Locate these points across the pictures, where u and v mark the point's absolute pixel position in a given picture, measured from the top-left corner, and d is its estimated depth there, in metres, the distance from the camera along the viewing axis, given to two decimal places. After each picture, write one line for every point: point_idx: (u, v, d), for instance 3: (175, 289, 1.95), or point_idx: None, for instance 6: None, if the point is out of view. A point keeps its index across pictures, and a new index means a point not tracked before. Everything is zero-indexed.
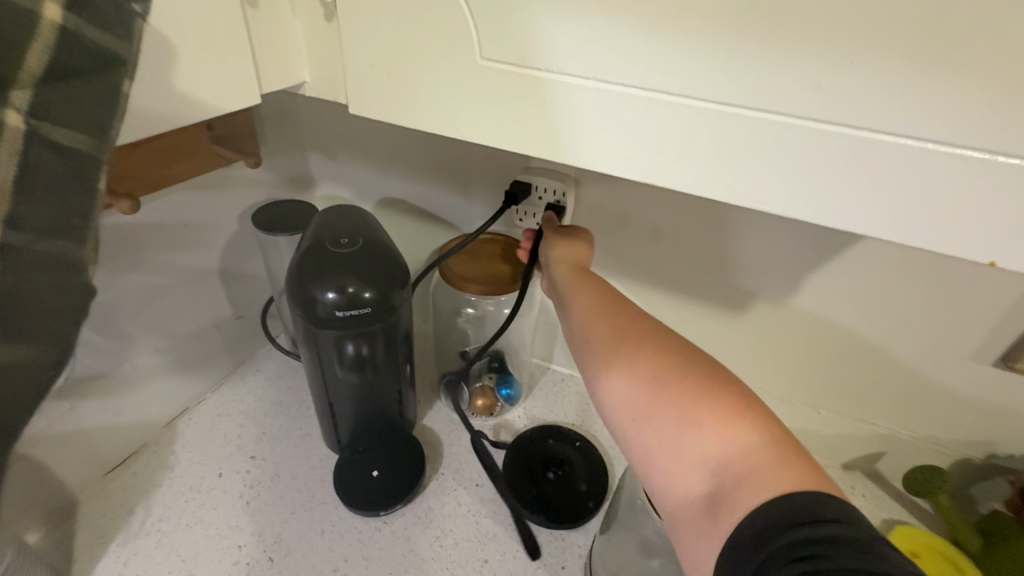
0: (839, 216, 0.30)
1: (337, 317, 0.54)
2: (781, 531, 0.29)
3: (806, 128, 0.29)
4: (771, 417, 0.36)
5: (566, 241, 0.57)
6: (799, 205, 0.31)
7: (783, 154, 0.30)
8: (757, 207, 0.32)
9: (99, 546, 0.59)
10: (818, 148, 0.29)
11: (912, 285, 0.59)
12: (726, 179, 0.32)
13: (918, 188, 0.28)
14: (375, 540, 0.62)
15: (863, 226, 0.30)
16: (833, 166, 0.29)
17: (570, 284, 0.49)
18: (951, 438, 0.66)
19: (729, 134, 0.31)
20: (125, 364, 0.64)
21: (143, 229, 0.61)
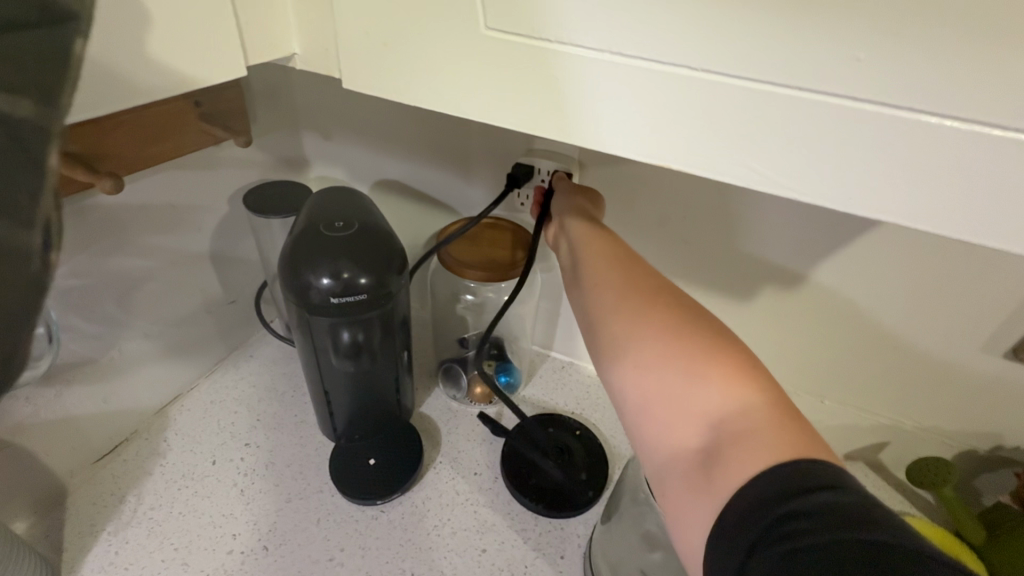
0: (868, 203, 0.28)
1: (331, 304, 0.52)
2: (776, 500, 0.28)
3: (836, 108, 0.27)
4: (776, 384, 0.35)
5: (576, 202, 0.56)
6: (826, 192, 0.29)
7: (810, 136, 0.28)
8: (778, 192, 0.30)
9: (89, 535, 0.58)
10: (848, 130, 0.27)
11: (925, 274, 0.57)
12: (747, 163, 0.30)
13: (957, 173, 0.26)
14: (372, 529, 0.61)
15: (894, 215, 0.28)
16: (864, 148, 0.27)
17: (582, 237, 0.49)
18: (956, 428, 0.66)
19: (751, 114, 0.29)
20: (113, 349, 0.62)
21: (128, 209, 0.58)
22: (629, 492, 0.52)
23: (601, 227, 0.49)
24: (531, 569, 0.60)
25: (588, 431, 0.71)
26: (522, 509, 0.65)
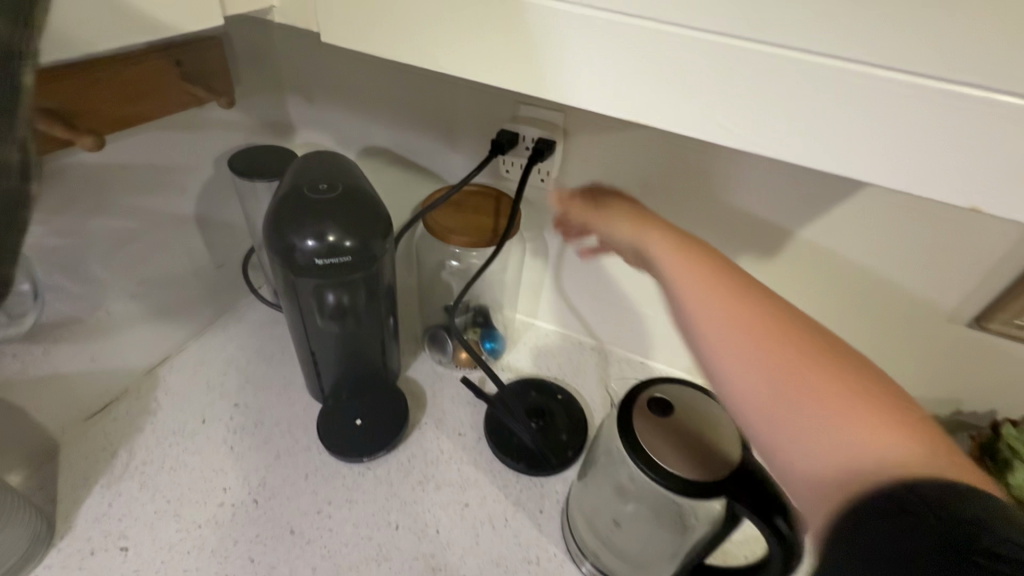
0: (829, 158, 0.29)
1: (315, 266, 0.53)
2: (970, 547, 0.23)
3: (797, 64, 0.28)
4: (915, 409, 0.30)
5: (615, 210, 0.47)
6: (788, 146, 0.30)
7: (773, 91, 0.29)
8: (745, 148, 0.31)
9: (82, 488, 0.60)
10: (807, 86, 0.28)
11: (896, 244, 0.59)
12: (714, 118, 0.31)
13: (910, 128, 0.27)
14: (359, 484, 0.63)
15: (853, 171, 0.29)
16: (823, 103, 0.28)
17: (664, 249, 0.41)
18: (920, 394, 0.69)
19: (718, 69, 0.29)
20: (99, 309, 0.62)
21: (111, 168, 0.58)
22: (603, 447, 0.54)
23: (673, 228, 0.43)
24: (511, 522, 0.63)
25: (570, 395, 0.73)
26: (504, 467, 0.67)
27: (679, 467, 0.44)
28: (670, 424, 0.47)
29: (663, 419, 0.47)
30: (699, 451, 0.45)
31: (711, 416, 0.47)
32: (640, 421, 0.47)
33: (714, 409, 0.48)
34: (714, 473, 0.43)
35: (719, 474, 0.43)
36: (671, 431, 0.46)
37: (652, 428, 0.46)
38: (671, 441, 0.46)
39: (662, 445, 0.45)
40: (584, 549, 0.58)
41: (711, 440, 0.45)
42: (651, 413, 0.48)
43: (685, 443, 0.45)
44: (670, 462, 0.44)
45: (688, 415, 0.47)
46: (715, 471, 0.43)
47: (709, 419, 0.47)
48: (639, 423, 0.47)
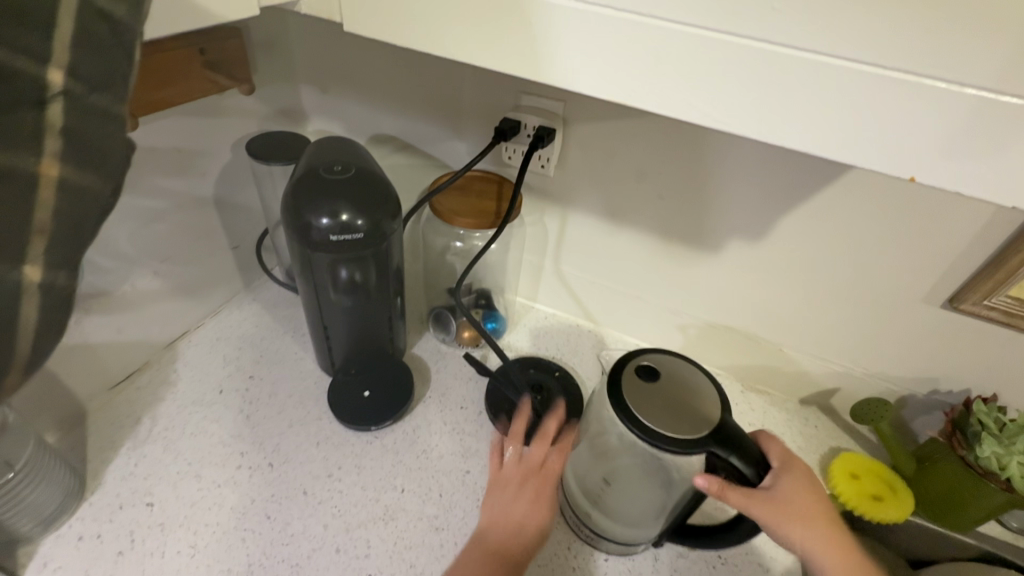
0: (792, 138, 0.33)
1: (330, 242, 0.57)
2: None
3: (762, 54, 0.32)
4: None
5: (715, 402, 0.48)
6: (756, 127, 0.34)
7: (744, 78, 0.33)
8: (719, 128, 0.35)
9: (109, 450, 0.64)
10: (772, 73, 0.32)
11: (874, 229, 0.63)
12: (691, 101, 0.35)
13: (862, 111, 0.31)
14: (367, 451, 0.68)
15: (814, 148, 0.33)
16: (788, 87, 0.32)
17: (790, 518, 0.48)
18: (898, 373, 0.73)
19: (696, 58, 0.33)
20: (125, 284, 0.66)
21: (140, 150, 0.62)
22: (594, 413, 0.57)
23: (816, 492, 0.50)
24: None
25: (568, 373, 0.78)
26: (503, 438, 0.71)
27: (666, 425, 0.46)
28: (656, 388, 0.49)
29: (650, 382, 0.50)
30: (684, 410, 0.47)
31: (692, 382, 0.50)
32: (628, 386, 0.50)
33: (694, 375, 0.51)
34: (698, 430, 0.46)
35: (703, 430, 0.46)
36: (657, 392, 0.49)
37: (639, 391, 0.49)
38: (658, 402, 0.48)
39: (649, 405, 0.48)
40: (579, 512, 0.62)
41: (694, 401, 0.48)
42: (638, 378, 0.50)
43: (671, 404, 0.48)
44: (657, 420, 0.46)
45: (671, 380, 0.50)
46: (699, 428, 0.46)
47: (691, 384, 0.50)
48: (628, 387, 0.49)
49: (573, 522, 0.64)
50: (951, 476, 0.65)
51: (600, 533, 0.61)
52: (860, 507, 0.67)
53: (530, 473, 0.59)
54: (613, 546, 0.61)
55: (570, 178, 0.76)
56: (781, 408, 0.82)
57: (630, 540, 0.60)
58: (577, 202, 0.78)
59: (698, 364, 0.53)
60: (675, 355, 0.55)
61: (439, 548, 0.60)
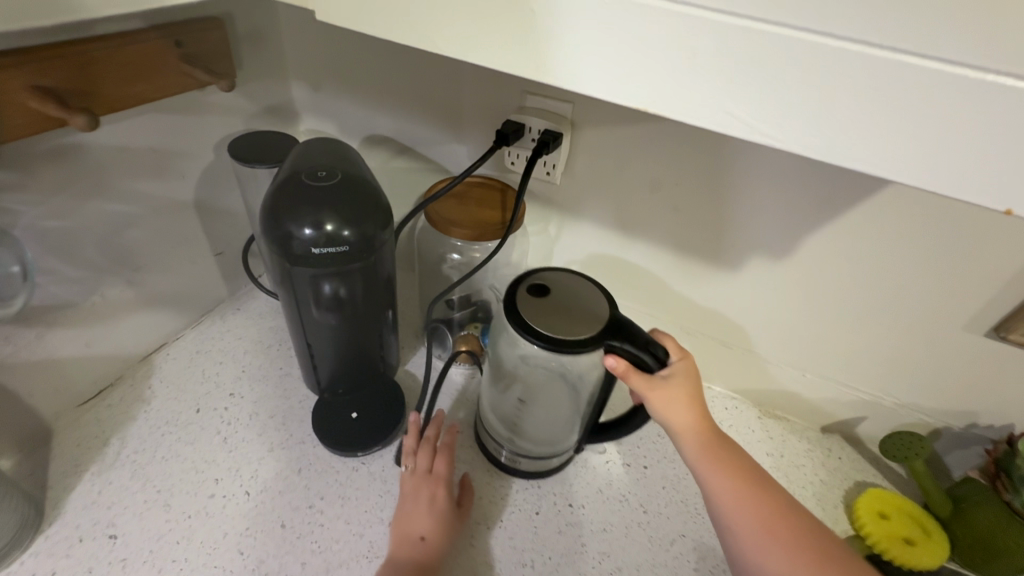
0: (855, 153, 0.27)
1: (313, 254, 0.51)
2: None
3: (822, 52, 0.26)
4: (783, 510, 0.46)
5: (598, 300, 0.52)
6: (810, 141, 0.28)
7: (794, 83, 0.27)
8: (764, 141, 0.29)
9: (73, 475, 0.59)
10: (835, 75, 0.26)
11: (914, 250, 0.57)
12: (728, 109, 0.29)
13: (946, 123, 0.25)
14: (352, 480, 0.62)
15: (882, 169, 0.27)
16: (849, 94, 0.26)
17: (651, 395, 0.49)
18: (932, 405, 0.67)
19: (736, 56, 0.27)
20: (95, 295, 0.61)
21: (109, 151, 0.57)
22: (500, 340, 0.59)
23: (693, 379, 0.51)
24: (507, 522, 0.62)
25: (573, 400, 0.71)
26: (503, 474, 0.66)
27: (566, 332, 0.48)
28: (548, 301, 0.51)
29: (540, 298, 0.52)
30: (578, 313, 0.50)
31: (582, 290, 0.53)
32: (522, 304, 0.51)
33: (583, 283, 0.54)
34: (594, 328, 0.49)
35: (598, 328, 0.49)
36: (551, 305, 0.51)
37: (535, 307, 0.51)
38: (553, 314, 0.50)
39: (546, 320, 0.49)
40: (500, 439, 0.65)
41: (586, 305, 0.51)
42: (529, 296, 0.52)
43: (566, 311, 0.50)
44: (559, 329, 0.48)
45: (563, 292, 0.53)
46: (594, 328, 0.49)
47: (582, 291, 0.53)
48: (524, 306, 0.51)
49: (502, 456, 0.66)
50: (991, 521, 0.60)
51: (525, 454, 0.64)
52: (890, 553, 0.61)
53: (420, 482, 0.58)
54: (535, 463, 0.64)
55: (577, 186, 0.71)
56: (801, 436, 0.76)
57: (551, 453, 0.64)
58: (585, 211, 0.72)
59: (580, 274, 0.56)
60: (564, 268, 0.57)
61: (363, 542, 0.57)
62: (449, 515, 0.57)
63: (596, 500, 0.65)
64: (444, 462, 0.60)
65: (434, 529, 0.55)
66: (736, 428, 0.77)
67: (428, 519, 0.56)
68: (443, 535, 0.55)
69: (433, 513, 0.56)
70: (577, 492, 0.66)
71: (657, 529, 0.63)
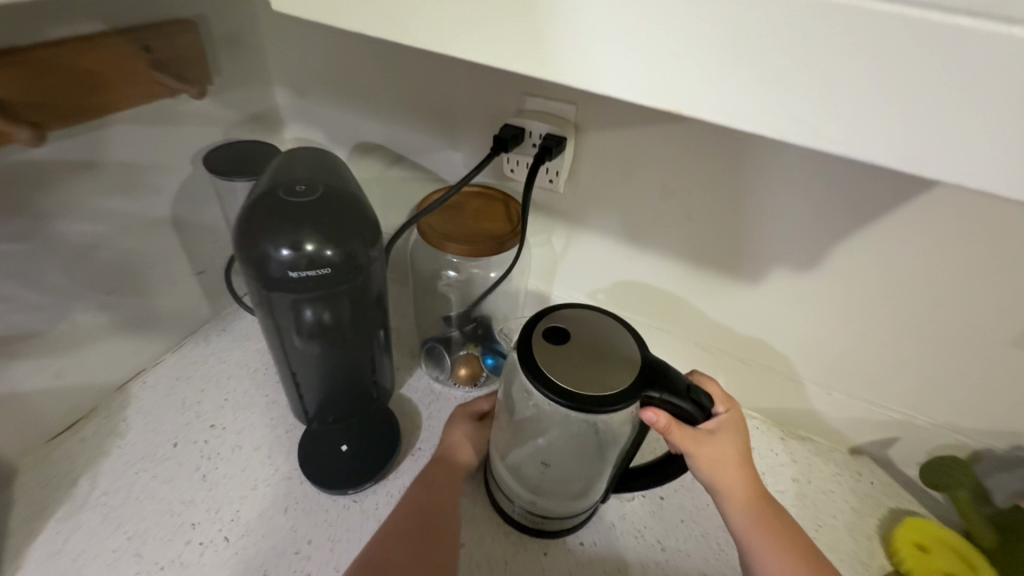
0: (944, 166, 0.22)
1: (292, 278, 0.46)
2: None
3: (917, 38, 0.20)
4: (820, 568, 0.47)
5: (626, 340, 0.47)
6: (896, 149, 0.22)
7: (862, 67, 0.22)
8: (829, 147, 0.24)
9: (38, 521, 0.54)
10: (920, 60, 0.21)
11: (956, 261, 0.51)
12: (786, 110, 0.24)
13: None
14: (344, 520, 0.57)
15: (975, 181, 0.22)
16: (934, 77, 0.21)
17: (698, 451, 0.47)
18: (973, 426, 0.61)
19: (802, 44, 0.22)
20: (62, 322, 0.56)
21: (71, 167, 0.52)
22: (513, 384, 0.52)
23: (739, 432, 0.49)
24: (512, 565, 0.56)
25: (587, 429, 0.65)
26: (516, 529, 0.59)
27: (592, 386, 0.43)
28: (566, 348, 0.46)
29: (558, 346, 0.46)
30: (602, 358, 0.45)
31: (604, 330, 0.48)
32: (539, 349, 0.46)
33: (607, 322, 0.49)
34: (627, 379, 0.43)
35: (629, 376, 0.44)
36: (572, 354, 0.46)
37: (555, 358, 0.45)
38: (578, 364, 0.45)
39: (568, 370, 0.44)
40: (510, 493, 0.57)
41: (610, 351, 0.46)
42: (546, 343, 0.46)
43: (590, 360, 0.45)
44: (587, 385, 0.43)
45: (582, 332, 0.48)
46: (624, 378, 0.43)
47: (603, 335, 0.48)
48: (542, 356, 0.45)
49: (513, 513, 0.58)
50: None
51: (543, 515, 0.56)
52: None
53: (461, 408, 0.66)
54: (551, 524, 0.57)
55: (583, 194, 0.66)
56: (828, 459, 0.71)
57: (571, 511, 0.57)
58: (590, 220, 0.67)
59: (598, 309, 0.51)
60: (578, 305, 0.52)
61: None
62: (475, 431, 0.63)
63: (609, 536, 0.60)
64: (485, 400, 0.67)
65: (458, 438, 0.62)
66: (758, 451, 0.71)
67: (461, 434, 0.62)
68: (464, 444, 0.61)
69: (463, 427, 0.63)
70: (588, 529, 0.60)
71: (677, 568, 0.58)
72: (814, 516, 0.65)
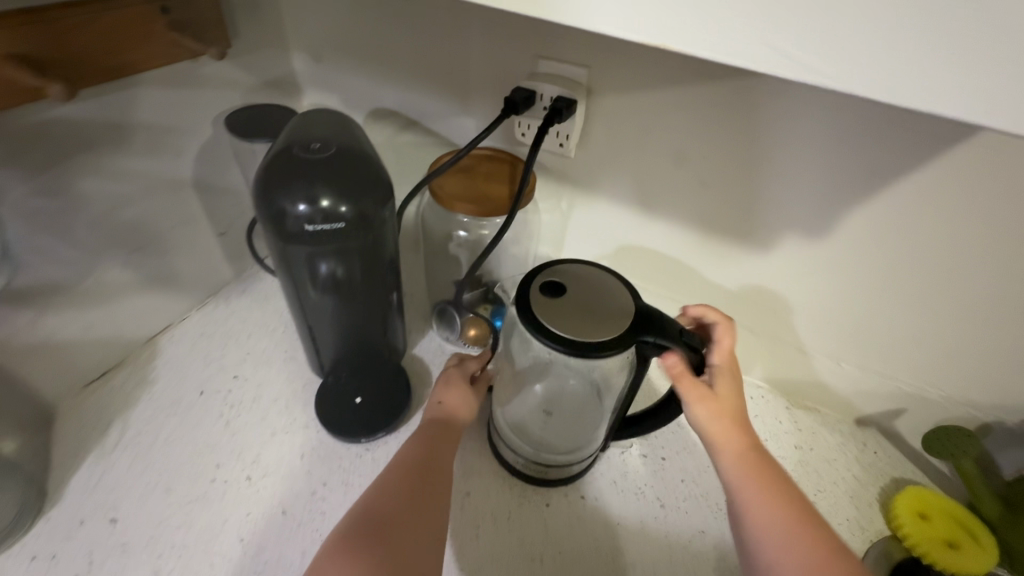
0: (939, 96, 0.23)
1: (307, 233, 0.48)
2: None
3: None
4: (812, 520, 0.45)
5: (625, 292, 0.49)
6: (870, 79, 0.24)
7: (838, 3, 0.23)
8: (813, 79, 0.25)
9: (75, 458, 0.58)
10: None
11: (971, 230, 0.51)
12: (773, 43, 0.25)
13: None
14: (356, 467, 0.60)
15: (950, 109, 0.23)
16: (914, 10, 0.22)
17: (695, 395, 0.49)
18: (984, 399, 0.61)
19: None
20: (93, 276, 0.59)
21: (100, 126, 0.54)
22: (512, 337, 0.54)
23: (739, 388, 0.51)
24: (515, 515, 0.59)
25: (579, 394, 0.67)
26: (518, 482, 0.62)
27: (590, 334, 0.44)
28: (565, 300, 0.47)
29: (556, 298, 0.48)
30: (601, 309, 0.47)
31: (602, 285, 0.49)
32: (538, 301, 0.47)
33: (605, 277, 0.50)
34: (620, 326, 0.45)
35: (624, 325, 0.45)
36: (570, 305, 0.47)
37: (554, 308, 0.47)
38: (575, 313, 0.46)
39: (567, 320, 0.45)
40: (514, 444, 0.59)
41: (607, 302, 0.47)
42: (543, 295, 0.48)
43: (587, 311, 0.46)
44: (583, 331, 0.45)
45: (581, 286, 0.49)
46: (621, 326, 0.45)
47: (599, 287, 0.49)
48: (540, 308, 0.47)
49: (517, 463, 0.60)
50: None
51: (546, 464, 0.58)
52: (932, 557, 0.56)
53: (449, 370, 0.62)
54: (553, 471, 0.59)
55: (592, 159, 0.66)
56: (833, 429, 0.71)
57: (573, 459, 0.58)
58: (601, 186, 0.68)
59: (597, 266, 0.52)
60: (575, 262, 0.53)
61: None
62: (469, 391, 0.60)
63: (610, 493, 0.62)
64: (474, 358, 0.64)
65: (450, 396, 0.59)
66: (761, 419, 0.72)
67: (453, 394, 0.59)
68: (460, 404, 0.58)
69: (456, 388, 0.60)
70: (590, 485, 0.62)
71: (675, 525, 0.60)
72: (814, 482, 0.66)
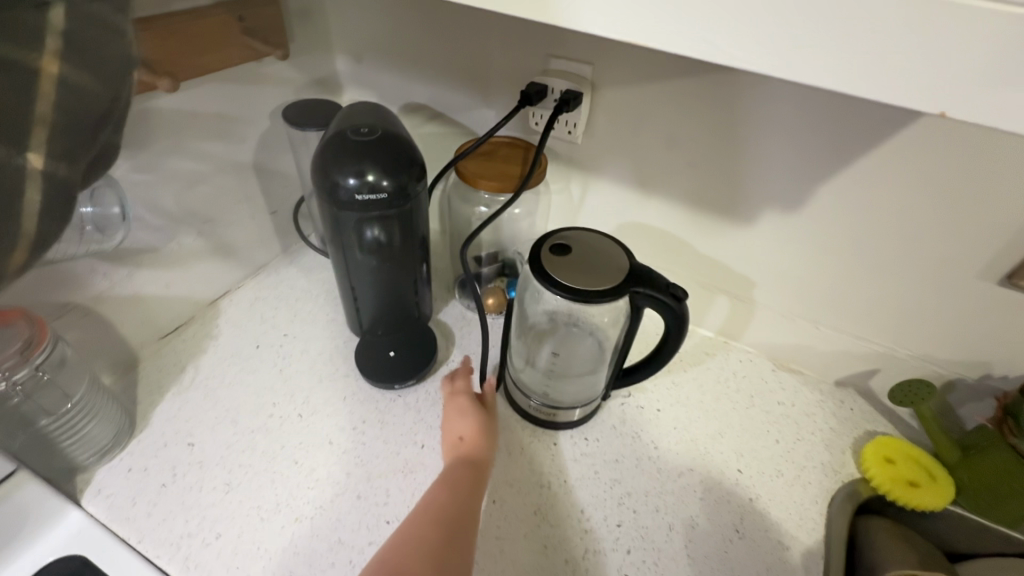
0: (859, 82, 0.29)
1: (357, 202, 0.58)
2: None
3: None
4: None
5: (621, 252, 0.58)
6: (769, 58, 0.31)
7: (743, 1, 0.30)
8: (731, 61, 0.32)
9: (157, 394, 0.69)
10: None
11: (923, 200, 0.59)
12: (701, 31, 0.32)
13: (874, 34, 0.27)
14: (391, 408, 0.70)
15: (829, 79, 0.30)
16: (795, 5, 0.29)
17: None
18: (947, 357, 0.68)
19: None
20: (171, 242, 0.70)
21: (184, 115, 0.65)
22: (525, 293, 0.64)
23: None
24: (527, 450, 0.68)
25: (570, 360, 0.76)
26: (530, 424, 0.71)
27: (589, 283, 0.53)
28: (569, 258, 0.57)
29: (563, 256, 0.57)
30: (600, 265, 0.56)
31: (601, 246, 0.58)
32: (547, 259, 0.57)
33: (603, 241, 0.59)
34: (615, 279, 0.54)
35: (617, 277, 0.54)
36: (574, 262, 0.56)
37: (561, 264, 0.56)
38: (577, 268, 0.55)
39: (570, 273, 0.55)
40: (529, 389, 0.68)
41: (605, 260, 0.56)
42: (552, 254, 0.57)
43: (587, 267, 0.55)
44: (584, 281, 0.54)
45: (583, 248, 0.58)
46: (615, 278, 0.54)
47: (598, 249, 0.58)
48: (548, 264, 0.56)
49: (529, 407, 0.69)
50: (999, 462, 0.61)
51: (556, 404, 0.67)
52: (892, 492, 0.64)
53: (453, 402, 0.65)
54: (561, 413, 0.67)
55: (597, 145, 0.75)
56: (815, 388, 0.79)
57: (579, 400, 0.67)
58: (605, 169, 0.77)
59: (599, 232, 0.61)
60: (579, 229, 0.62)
61: (402, 460, 0.64)
62: (482, 417, 0.64)
63: (610, 435, 0.71)
64: (467, 380, 0.68)
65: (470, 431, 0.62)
66: (749, 379, 0.80)
67: (467, 426, 0.63)
68: (479, 433, 0.62)
69: (468, 418, 0.63)
70: (592, 428, 0.71)
71: (666, 463, 0.69)
72: (794, 432, 0.74)
